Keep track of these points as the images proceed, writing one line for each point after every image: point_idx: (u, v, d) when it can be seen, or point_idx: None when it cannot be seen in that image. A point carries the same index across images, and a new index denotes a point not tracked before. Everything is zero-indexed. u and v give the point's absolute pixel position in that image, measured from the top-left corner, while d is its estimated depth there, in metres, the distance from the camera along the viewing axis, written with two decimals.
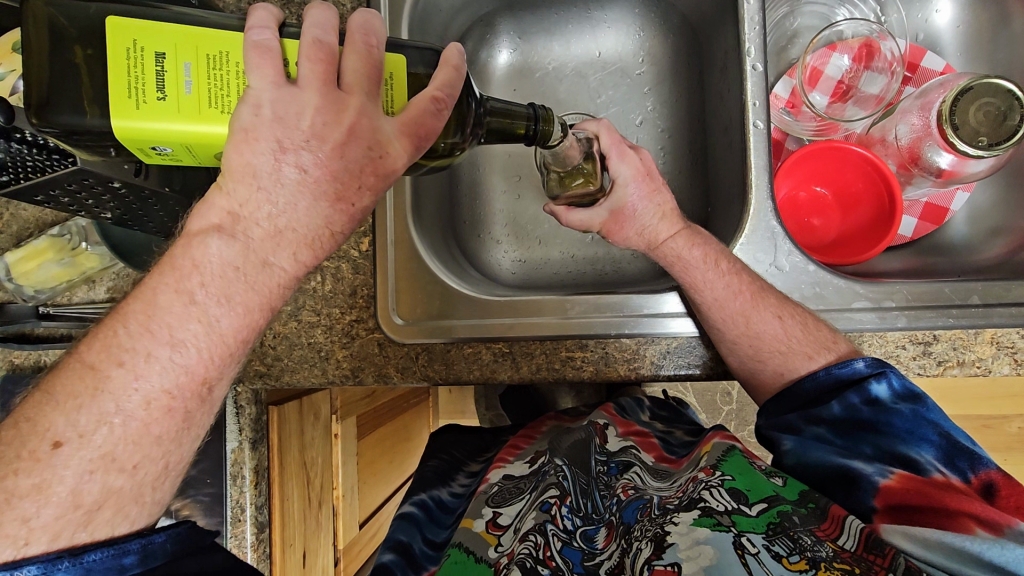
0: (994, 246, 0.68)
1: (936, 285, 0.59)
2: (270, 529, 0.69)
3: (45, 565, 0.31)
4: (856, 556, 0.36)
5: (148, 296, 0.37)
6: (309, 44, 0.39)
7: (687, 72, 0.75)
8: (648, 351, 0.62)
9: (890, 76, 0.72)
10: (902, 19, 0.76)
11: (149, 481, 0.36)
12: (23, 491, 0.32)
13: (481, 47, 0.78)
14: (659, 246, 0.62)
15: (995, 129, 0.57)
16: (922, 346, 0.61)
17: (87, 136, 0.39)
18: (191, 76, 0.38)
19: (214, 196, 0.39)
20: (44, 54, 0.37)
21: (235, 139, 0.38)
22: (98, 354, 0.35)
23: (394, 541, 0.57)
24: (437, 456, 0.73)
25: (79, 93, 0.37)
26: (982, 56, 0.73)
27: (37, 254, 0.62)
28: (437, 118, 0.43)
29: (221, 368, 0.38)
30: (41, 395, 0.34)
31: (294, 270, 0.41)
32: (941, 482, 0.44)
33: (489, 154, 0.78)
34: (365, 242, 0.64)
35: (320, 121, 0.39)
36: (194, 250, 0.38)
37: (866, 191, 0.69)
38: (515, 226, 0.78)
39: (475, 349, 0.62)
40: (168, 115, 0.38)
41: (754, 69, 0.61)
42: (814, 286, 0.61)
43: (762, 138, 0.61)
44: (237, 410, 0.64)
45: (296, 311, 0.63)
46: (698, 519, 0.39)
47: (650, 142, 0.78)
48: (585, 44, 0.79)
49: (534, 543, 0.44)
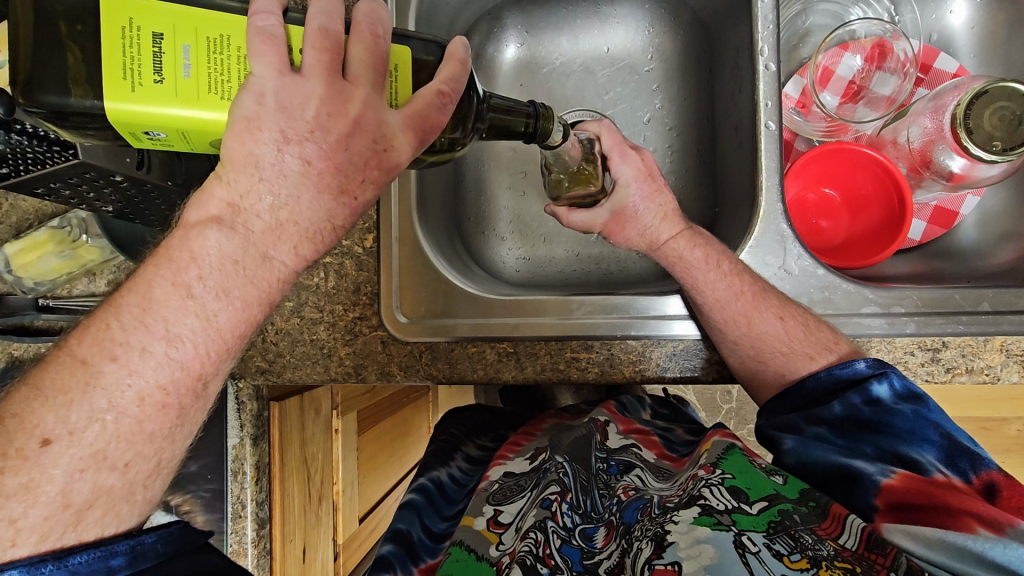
0: (1004, 251, 0.68)
1: (946, 292, 0.59)
2: (269, 525, 0.69)
3: (28, 569, 0.30)
4: (856, 555, 0.35)
5: (144, 289, 0.36)
6: (314, 32, 0.38)
7: (697, 69, 0.74)
8: (653, 353, 0.61)
9: (902, 77, 0.70)
10: (916, 19, 0.75)
11: (141, 479, 0.35)
12: (10, 490, 0.31)
13: (487, 42, 0.77)
14: (660, 247, 0.61)
15: (1010, 133, 0.57)
16: (930, 352, 0.60)
17: (75, 117, 0.38)
18: (190, 59, 0.37)
19: (213, 186, 0.38)
20: (30, 29, 0.36)
21: (236, 128, 0.37)
22: (90, 347, 0.35)
23: (393, 531, 0.55)
24: (437, 439, 0.73)
25: (66, 72, 0.36)
26: (996, 57, 0.72)
27: (37, 246, 0.61)
28: (442, 112, 0.42)
29: (217, 364, 0.38)
30: (28, 390, 0.34)
31: (294, 264, 0.40)
32: (942, 483, 0.43)
33: (494, 151, 0.77)
34: (369, 238, 0.63)
35: (325, 112, 0.38)
36: (191, 242, 0.37)
37: (876, 194, 0.68)
38: (520, 224, 0.77)
39: (480, 348, 0.62)
40: (165, 99, 0.37)
41: (766, 68, 0.60)
42: (822, 290, 0.60)
43: (773, 138, 0.60)
44: (238, 406, 0.63)
45: (299, 307, 0.62)
46: (698, 517, 0.39)
47: (657, 141, 0.77)
48: (594, 39, 0.78)
49: (534, 540, 0.43)
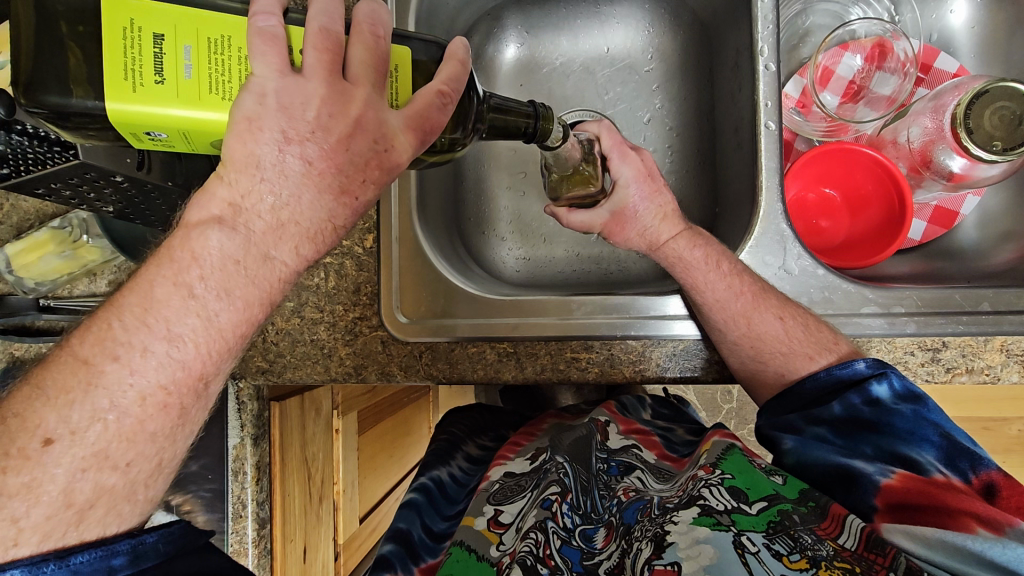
0: (1005, 251, 0.68)
1: (947, 292, 0.59)
2: (270, 525, 0.69)
3: (29, 568, 0.31)
4: (856, 555, 0.35)
5: (145, 288, 0.36)
6: (315, 32, 0.38)
7: (697, 69, 0.74)
8: (653, 353, 0.61)
9: (902, 77, 0.70)
10: (916, 19, 0.75)
11: (142, 478, 0.35)
12: (11, 490, 0.31)
13: (487, 42, 0.77)
14: (660, 247, 0.61)
15: (1010, 133, 0.57)
16: (930, 352, 0.60)
17: (76, 118, 0.38)
18: (191, 60, 0.38)
19: (214, 186, 0.38)
20: (32, 29, 0.36)
21: (237, 128, 0.37)
22: (91, 347, 0.35)
23: (393, 530, 0.55)
24: (437, 439, 0.73)
25: (67, 73, 0.36)
26: (996, 57, 0.72)
27: (38, 246, 0.61)
28: (443, 112, 0.42)
29: (218, 364, 0.38)
30: (30, 389, 0.34)
31: (295, 264, 0.40)
32: (942, 483, 0.43)
33: (494, 151, 0.77)
34: (369, 238, 0.63)
35: (326, 112, 0.38)
36: (193, 242, 0.37)
37: (876, 194, 0.68)
38: (520, 224, 0.77)
39: (480, 348, 0.62)
40: (166, 100, 0.37)
41: (766, 68, 0.60)
42: (823, 289, 0.60)
43: (773, 138, 0.60)
44: (239, 406, 0.64)
45: (299, 307, 0.62)
46: (698, 518, 0.39)
47: (657, 141, 0.77)
48: (594, 39, 0.78)
49: (534, 540, 0.43)
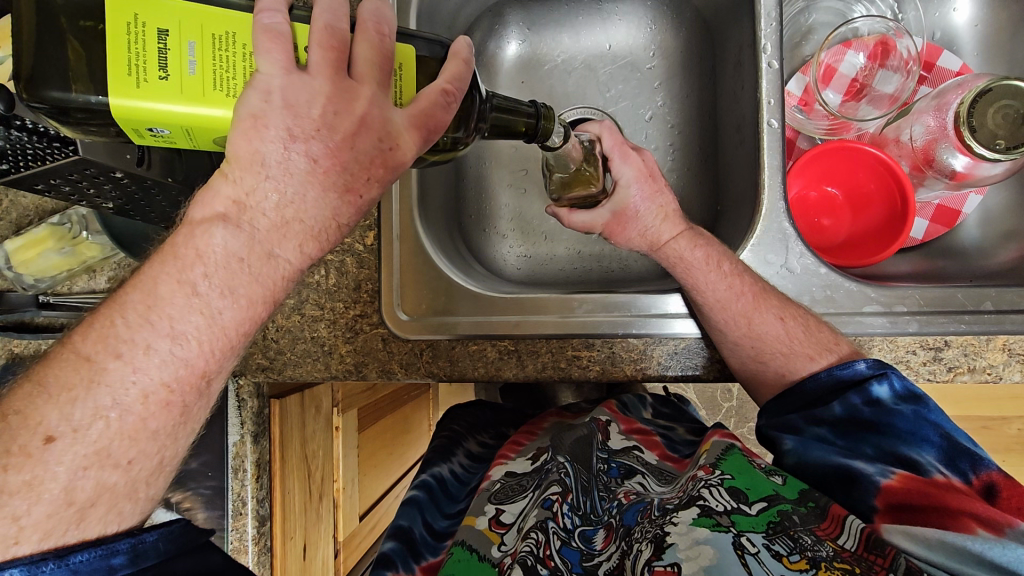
0: (1006, 250, 0.68)
1: (949, 291, 0.59)
2: (270, 522, 0.69)
3: (28, 568, 0.30)
4: (856, 555, 0.35)
5: (148, 286, 0.36)
6: (320, 30, 0.38)
7: (699, 67, 0.74)
8: (654, 352, 0.61)
9: (905, 75, 0.70)
10: (920, 16, 0.75)
11: (143, 477, 0.35)
12: (12, 488, 0.31)
13: (489, 38, 0.77)
14: (660, 247, 0.61)
15: (1013, 132, 0.57)
16: (932, 351, 0.60)
17: (77, 114, 0.37)
18: (196, 56, 0.37)
19: (219, 183, 0.38)
20: (32, 24, 0.36)
21: (242, 126, 0.37)
22: (94, 345, 0.34)
23: (394, 527, 0.55)
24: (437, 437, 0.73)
25: (69, 68, 0.36)
26: (1000, 55, 0.72)
27: (37, 242, 0.61)
28: (447, 111, 0.42)
29: (220, 363, 0.37)
30: (30, 387, 0.33)
31: (298, 262, 0.40)
32: (943, 483, 0.43)
33: (495, 148, 0.77)
34: (370, 236, 0.63)
35: (331, 110, 0.38)
36: (196, 240, 0.37)
37: (878, 192, 0.68)
38: (521, 221, 0.77)
39: (481, 346, 0.62)
40: (170, 96, 0.37)
41: (769, 66, 0.60)
42: (825, 289, 0.60)
43: (776, 136, 0.60)
44: (239, 403, 0.64)
45: (300, 304, 0.62)
46: (698, 518, 0.39)
47: (659, 138, 0.77)
48: (596, 37, 0.78)
49: (535, 540, 0.43)
